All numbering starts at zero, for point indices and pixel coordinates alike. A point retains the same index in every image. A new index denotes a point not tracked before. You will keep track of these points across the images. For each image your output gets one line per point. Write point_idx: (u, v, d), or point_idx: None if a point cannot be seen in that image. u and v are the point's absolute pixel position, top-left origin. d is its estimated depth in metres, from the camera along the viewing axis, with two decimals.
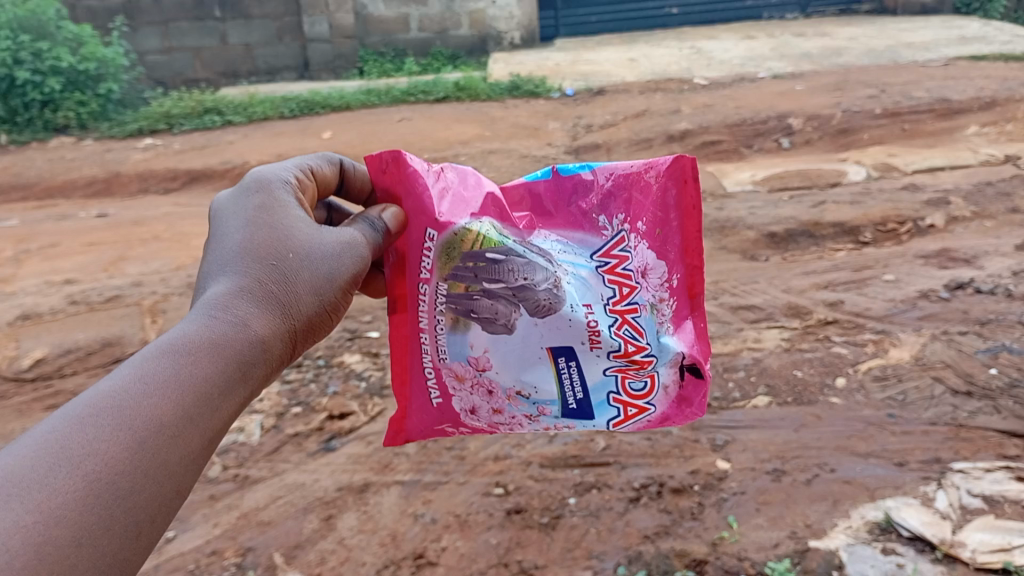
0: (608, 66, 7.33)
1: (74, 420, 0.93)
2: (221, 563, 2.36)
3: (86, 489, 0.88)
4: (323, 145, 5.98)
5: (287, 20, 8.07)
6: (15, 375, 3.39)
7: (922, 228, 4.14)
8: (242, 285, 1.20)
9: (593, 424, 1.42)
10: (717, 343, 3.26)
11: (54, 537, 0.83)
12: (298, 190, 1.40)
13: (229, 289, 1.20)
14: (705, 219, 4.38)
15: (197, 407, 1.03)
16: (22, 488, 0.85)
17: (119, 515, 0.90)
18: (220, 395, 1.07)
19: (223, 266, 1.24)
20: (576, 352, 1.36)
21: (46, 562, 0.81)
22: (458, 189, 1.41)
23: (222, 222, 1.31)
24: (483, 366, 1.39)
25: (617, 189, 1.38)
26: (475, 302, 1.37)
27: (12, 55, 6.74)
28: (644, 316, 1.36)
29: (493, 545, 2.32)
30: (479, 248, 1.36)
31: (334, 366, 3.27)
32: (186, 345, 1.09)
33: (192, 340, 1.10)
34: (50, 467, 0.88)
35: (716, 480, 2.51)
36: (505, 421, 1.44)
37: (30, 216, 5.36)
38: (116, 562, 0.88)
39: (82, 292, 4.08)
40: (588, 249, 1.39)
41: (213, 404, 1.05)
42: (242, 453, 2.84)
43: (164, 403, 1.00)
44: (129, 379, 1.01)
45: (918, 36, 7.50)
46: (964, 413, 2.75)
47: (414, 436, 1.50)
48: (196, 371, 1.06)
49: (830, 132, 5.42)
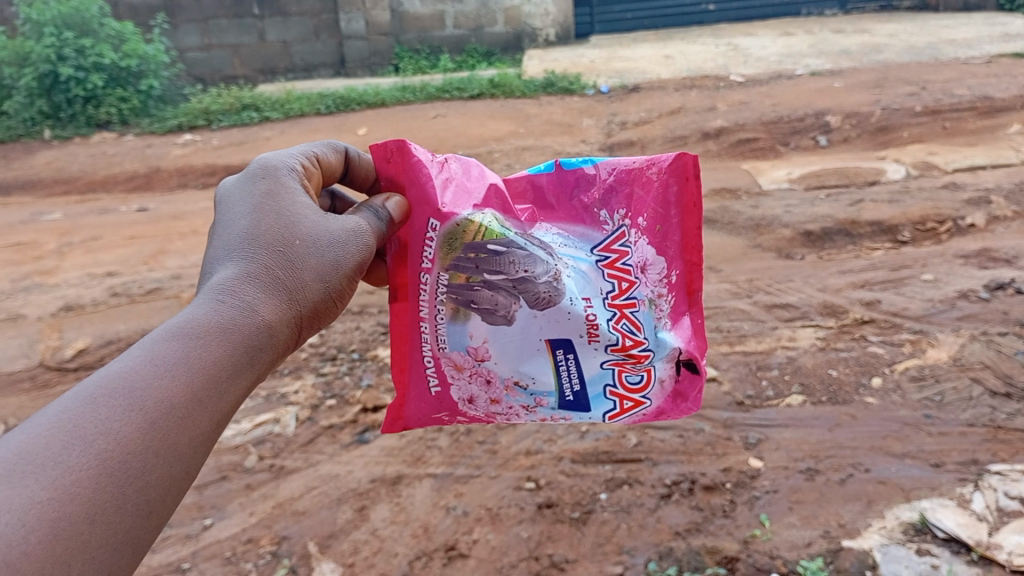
0: (643, 63, 7.30)
1: (87, 400, 0.95)
2: (257, 551, 2.40)
3: (99, 468, 0.91)
4: (359, 142, 6.03)
5: (324, 17, 8.13)
6: (58, 365, 3.47)
7: (962, 228, 4.08)
8: (249, 271, 1.21)
9: (588, 416, 1.46)
10: (751, 341, 3.24)
11: (68, 513, 0.86)
12: (304, 176, 1.40)
13: (236, 275, 1.20)
14: (740, 217, 4.36)
15: (206, 389, 1.05)
16: (36, 465, 0.87)
17: (131, 494, 0.92)
18: (229, 378, 1.08)
19: (229, 251, 1.24)
20: (574, 345, 1.40)
21: (61, 537, 0.84)
22: (462, 180, 1.44)
23: (228, 208, 1.31)
24: (482, 357, 1.43)
25: (619, 185, 1.42)
26: (475, 293, 1.41)
27: (56, 51, 6.91)
28: (643, 311, 1.39)
29: (524, 538, 2.34)
30: (481, 239, 1.39)
31: (367, 360, 3.31)
32: (193, 330, 1.10)
33: (200, 324, 1.11)
34: (63, 446, 0.90)
35: (748, 478, 2.50)
36: (502, 411, 1.48)
37: (73, 209, 5.47)
38: (127, 539, 0.90)
39: (123, 284, 4.16)
40: (588, 242, 1.42)
41: (222, 387, 1.07)
42: (277, 444, 2.88)
43: (175, 385, 1.02)
44: (139, 361, 1.02)
45: (960, 33, 7.37)
46: (1002, 415, 2.71)
47: (411, 423, 1.53)
48: (204, 354, 1.08)
49: (869, 130, 5.34)
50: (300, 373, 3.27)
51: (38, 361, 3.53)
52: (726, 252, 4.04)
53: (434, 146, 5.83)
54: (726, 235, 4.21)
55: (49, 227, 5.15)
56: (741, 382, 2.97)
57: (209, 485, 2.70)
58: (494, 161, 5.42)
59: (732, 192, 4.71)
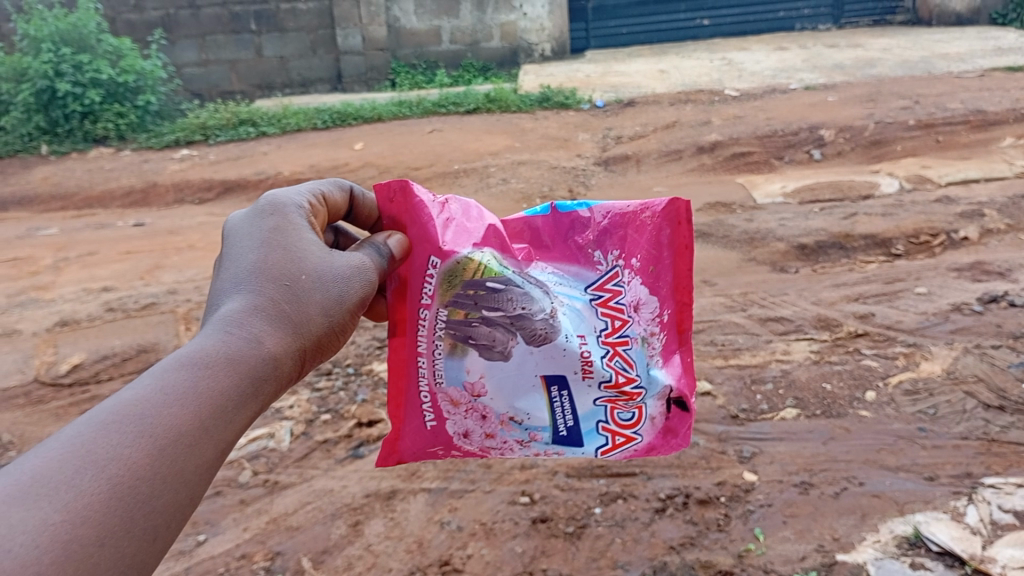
0: (638, 77, 7.34)
1: (99, 425, 0.96)
2: (250, 567, 2.39)
3: (110, 492, 0.91)
4: (354, 157, 6.05)
5: (321, 33, 8.17)
6: (52, 380, 3.47)
7: (954, 241, 4.10)
8: (257, 303, 1.21)
9: (581, 452, 1.47)
10: (745, 355, 3.24)
11: (80, 536, 0.86)
12: (311, 213, 1.41)
13: (244, 306, 1.21)
14: (735, 230, 4.36)
15: (212, 418, 1.05)
16: (50, 488, 0.87)
17: (139, 519, 0.92)
18: (235, 408, 1.08)
19: (237, 283, 1.24)
20: (568, 381, 1.41)
21: (72, 559, 0.84)
22: (461, 221, 1.46)
23: (235, 242, 1.32)
24: (478, 392, 1.44)
25: (613, 227, 1.44)
26: (474, 329, 1.41)
27: (53, 68, 6.94)
28: (635, 349, 1.42)
29: (518, 553, 2.33)
30: (480, 277, 1.40)
31: (363, 374, 3.31)
32: (202, 360, 1.10)
33: (210, 355, 1.11)
34: (76, 470, 0.90)
35: (743, 492, 2.50)
36: (497, 446, 1.48)
37: (69, 224, 5.48)
38: (133, 563, 0.90)
39: (118, 299, 4.16)
40: (582, 282, 1.45)
41: (228, 416, 1.07)
42: (271, 459, 2.88)
43: (184, 414, 1.02)
44: (150, 391, 1.02)
45: (953, 47, 7.41)
46: (996, 428, 2.71)
47: (406, 458, 1.51)
48: (214, 386, 1.08)
49: (862, 143, 5.37)
50: (296, 388, 3.26)
51: (33, 376, 3.53)
52: (721, 266, 4.05)
53: (430, 161, 5.83)
54: (721, 249, 4.22)
55: (45, 242, 5.15)
56: (736, 396, 2.97)
57: (202, 500, 2.69)
58: (490, 176, 5.44)
59: (727, 206, 4.72)
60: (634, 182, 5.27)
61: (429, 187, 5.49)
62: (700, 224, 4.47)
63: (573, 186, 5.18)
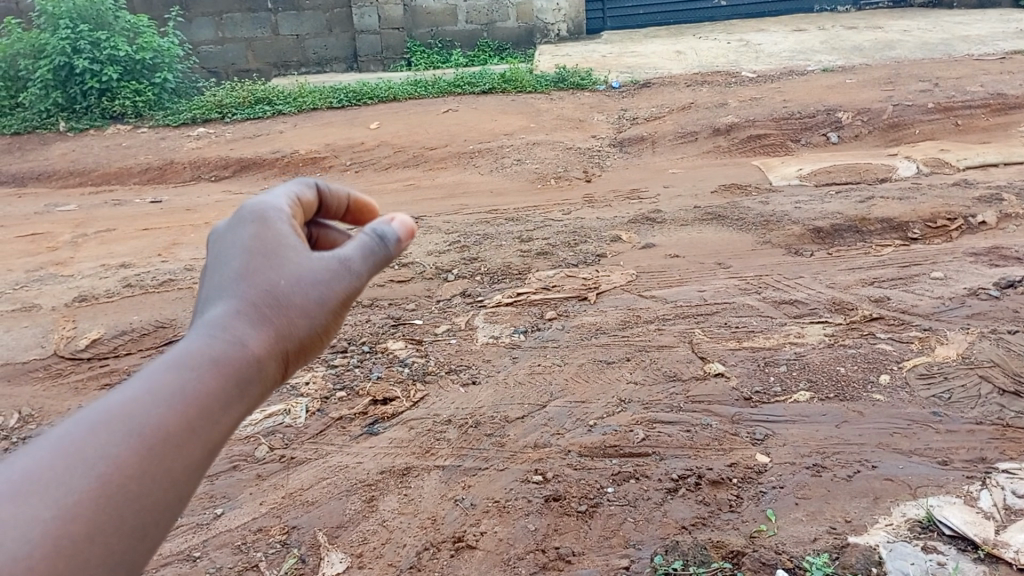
0: (655, 59, 7.30)
1: (89, 424, 0.96)
2: (267, 541, 2.44)
3: (98, 491, 0.92)
4: (370, 136, 6.05)
5: (337, 11, 8.12)
6: (71, 355, 3.51)
7: (972, 225, 4.09)
8: (240, 308, 1.16)
9: None
10: (759, 337, 3.24)
11: (68, 531, 0.88)
12: (293, 214, 1.32)
13: (226, 311, 1.15)
14: (750, 213, 4.34)
15: (199, 417, 1.02)
16: (36, 489, 0.89)
17: (128, 516, 0.93)
18: (222, 407, 1.05)
19: (221, 288, 1.19)
20: None
21: (61, 554, 0.87)
22: None
23: (220, 248, 1.25)
24: None
25: None
26: None
27: (71, 44, 6.96)
28: None
29: (530, 530, 2.38)
30: None
31: (378, 352, 3.33)
32: (184, 360, 1.07)
33: (194, 355, 1.08)
34: (63, 471, 0.91)
35: (755, 473, 2.52)
36: None
37: (87, 201, 5.52)
38: (122, 560, 0.92)
39: (137, 275, 4.18)
40: None
41: (215, 415, 1.04)
42: (287, 435, 2.90)
43: (170, 414, 1.00)
44: (135, 394, 1.01)
45: (974, 29, 7.33)
46: (1011, 413, 2.72)
47: None
48: (197, 389, 1.04)
49: (880, 127, 5.34)
50: (311, 364, 3.28)
51: (52, 350, 3.56)
52: (736, 248, 4.01)
53: (445, 140, 5.82)
54: (735, 231, 4.18)
55: (63, 218, 5.19)
56: (749, 377, 2.97)
57: (220, 475, 2.73)
58: (505, 157, 5.43)
59: (742, 188, 4.71)
60: (649, 164, 5.26)
61: (444, 167, 5.51)
62: (715, 206, 4.46)
63: (588, 170, 5.17)
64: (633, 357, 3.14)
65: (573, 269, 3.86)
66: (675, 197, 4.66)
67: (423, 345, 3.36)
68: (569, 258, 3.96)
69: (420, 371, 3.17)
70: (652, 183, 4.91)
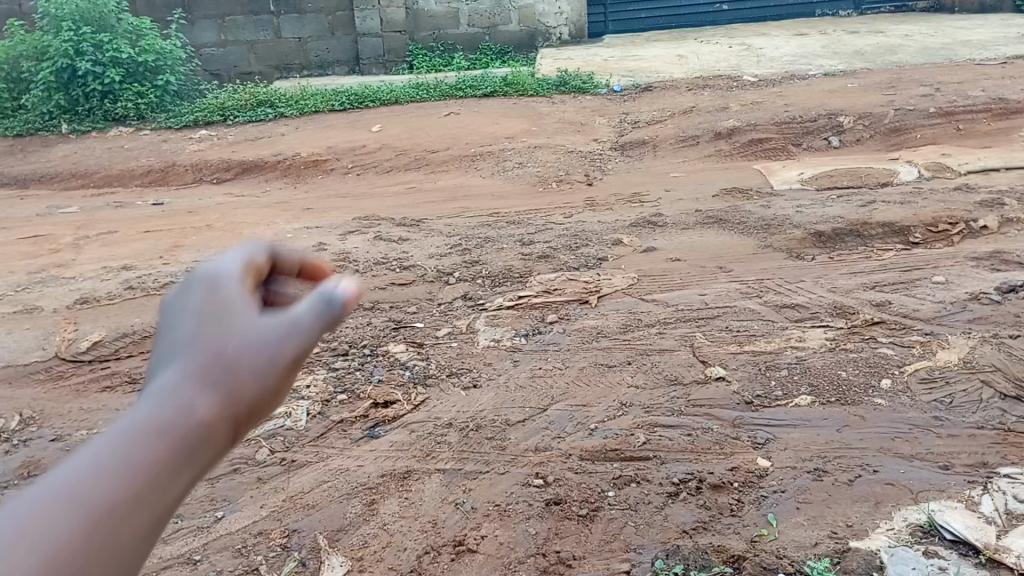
0: (656, 62, 7.30)
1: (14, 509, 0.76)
2: (268, 544, 2.44)
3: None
4: (371, 139, 6.05)
5: (340, 14, 8.13)
6: (72, 357, 3.50)
7: (974, 229, 4.08)
8: (185, 372, 0.91)
9: None
10: (760, 341, 3.23)
11: None
12: (248, 271, 1.06)
13: (168, 379, 0.91)
14: (752, 217, 4.33)
15: (140, 490, 0.80)
16: None
17: None
18: (167, 477, 0.83)
19: (165, 355, 0.94)
20: None
21: None
22: None
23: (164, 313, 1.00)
24: None
25: None
26: None
27: (74, 47, 6.97)
28: None
29: (531, 534, 2.37)
30: None
31: (379, 355, 3.33)
32: (121, 434, 0.84)
33: (130, 429, 0.85)
34: None
35: (756, 478, 2.51)
36: None
37: (89, 203, 5.52)
38: None
39: (138, 277, 4.18)
40: None
41: (160, 487, 0.82)
42: (288, 438, 2.90)
43: (104, 492, 0.79)
44: (53, 481, 0.79)
45: (976, 34, 7.33)
46: (1012, 418, 2.72)
47: None
48: (130, 470, 0.81)
49: (882, 131, 5.34)
50: (312, 367, 3.28)
51: (54, 352, 3.56)
52: (737, 252, 4.01)
53: (447, 143, 5.82)
54: (737, 234, 4.17)
55: (66, 220, 5.19)
56: (750, 381, 2.97)
57: (220, 478, 2.73)
58: (507, 160, 5.43)
59: (744, 192, 4.71)
60: (651, 168, 5.26)
61: (445, 170, 5.51)
62: (716, 210, 4.45)
63: (590, 173, 5.17)
64: (635, 361, 3.14)
65: (575, 273, 3.85)
66: (677, 200, 4.67)
67: (424, 348, 3.36)
68: (571, 261, 3.96)
69: (422, 374, 3.17)
70: (654, 186, 4.92)
